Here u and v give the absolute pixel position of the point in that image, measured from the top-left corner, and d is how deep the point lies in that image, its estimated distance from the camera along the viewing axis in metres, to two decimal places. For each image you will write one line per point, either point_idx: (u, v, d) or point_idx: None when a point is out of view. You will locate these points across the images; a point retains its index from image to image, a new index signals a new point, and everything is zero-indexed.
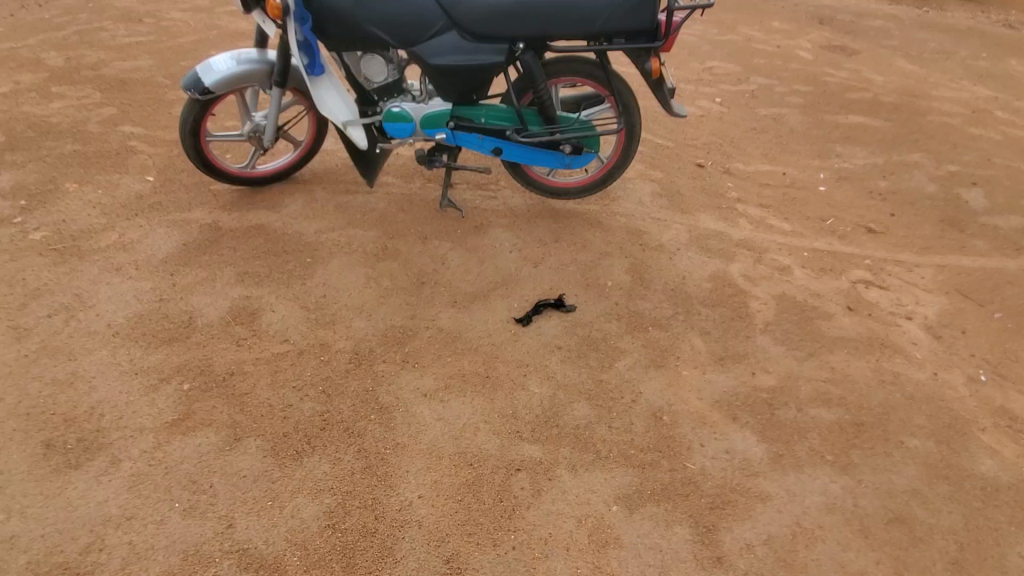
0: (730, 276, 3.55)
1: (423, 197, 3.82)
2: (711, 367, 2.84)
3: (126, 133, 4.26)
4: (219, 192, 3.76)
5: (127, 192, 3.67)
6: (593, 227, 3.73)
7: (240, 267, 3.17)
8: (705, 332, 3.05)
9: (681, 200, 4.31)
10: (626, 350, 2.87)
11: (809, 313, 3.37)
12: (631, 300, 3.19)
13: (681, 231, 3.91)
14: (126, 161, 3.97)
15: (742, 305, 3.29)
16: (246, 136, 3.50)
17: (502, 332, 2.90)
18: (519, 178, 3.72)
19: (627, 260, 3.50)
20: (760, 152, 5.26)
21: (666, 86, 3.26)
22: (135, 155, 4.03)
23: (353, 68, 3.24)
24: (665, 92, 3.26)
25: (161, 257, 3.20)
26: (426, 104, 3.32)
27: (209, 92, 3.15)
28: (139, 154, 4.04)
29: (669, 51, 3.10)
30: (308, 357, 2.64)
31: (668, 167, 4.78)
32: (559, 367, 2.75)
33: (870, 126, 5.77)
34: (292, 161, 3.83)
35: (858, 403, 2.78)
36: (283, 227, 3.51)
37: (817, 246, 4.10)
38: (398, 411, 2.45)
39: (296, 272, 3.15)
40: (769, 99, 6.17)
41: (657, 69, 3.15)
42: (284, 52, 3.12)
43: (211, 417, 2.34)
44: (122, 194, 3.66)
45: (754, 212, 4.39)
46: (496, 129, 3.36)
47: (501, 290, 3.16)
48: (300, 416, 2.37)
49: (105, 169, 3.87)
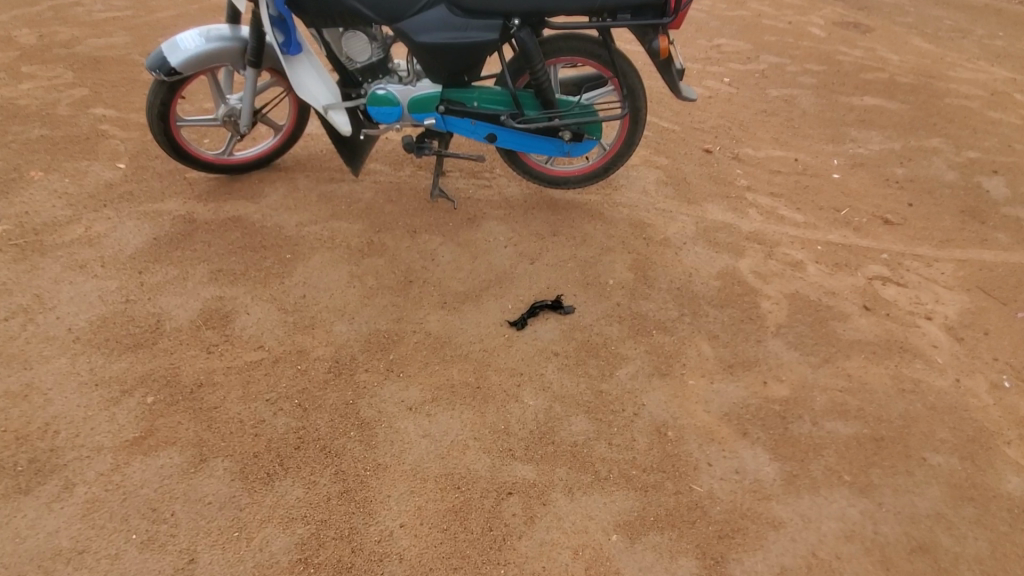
0: (739, 273, 3.33)
1: (413, 186, 3.58)
2: (720, 375, 2.64)
3: (97, 116, 4.00)
4: (195, 181, 3.52)
5: (96, 181, 3.44)
6: (594, 219, 3.50)
7: (214, 263, 2.95)
8: (713, 336, 2.84)
9: (687, 188, 4.06)
10: (629, 357, 2.66)
11: (823, 314, 3.16)
12: (634, 300, 2.98)
13: (688, 223, 3.67)
14: (96, 146, 3.72)
15: (752, 306, 3.08)
16: (221, 120, 3.24)
17: (495, 337, 2.69)
18: (515, 166, 3.46)
19: (630, 255, 3.27)
20: (771, 137, 4.99)
21: (675, 68, 2.99)
22: (106, 140, 3.77)
23: (334, 46, 2.98)
24: (673, 74, 2.99)
25: (129, 253, 2.98)
26: (414, 87, 3.04)
27: (176, 73, 2.89)
28: (111, 139, 3.79)
29: (679, 28, 2.81)
30: (283, 365, 2.44)
31: (674, 152, 4.52)
32: (556, 376, 2.55)
33: (885, 109, 5.48)
34: (273, 148, 3.59)
35: (877, 415, 2.59)
36: (262, 219, 3.28)
37: (830, 239, 3.87)
38: (380, 428, 2.25)
39: (274, 269, 2.93)
40: (780, 79, 5.86)
41: (666, 49, 2.87)
42: (257, 29, 2.86)
43: (175, 435, 2.15)
44: (90, 183, 3.42)
45: (765, 202, 4.15)
46: (490, 114, 3.09)
47: (494, 290, 2.95)
48: (272, 434, 2.18)
49: (73, 155, 3.62)
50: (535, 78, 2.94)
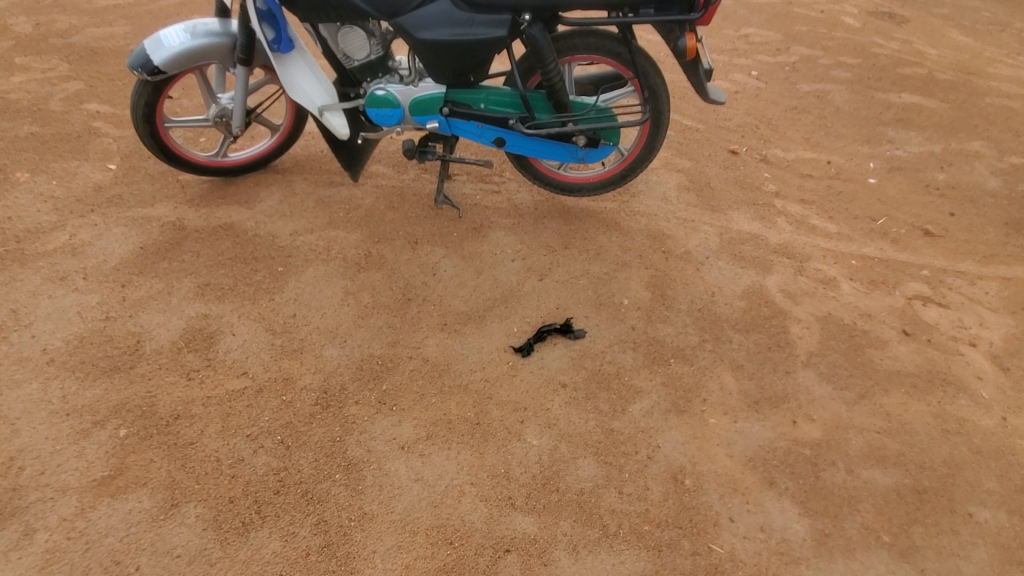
0: (766, 292, 3.06)
1: (417, 191, 3.35)
2: (744, 413, 2.39)
3: (90, 112, 3.82)
4: (187, 184, 3.34)
5: (84, 184, 3.27)
6: (609, 230, 3.24)
7: (201, 276, 2.77)
8: (737, 366, 2.60)
9: (710, 194, 3.78)
10: (644, 390, 2.43)
11: (859, 340, 2.89)
12: (651, 323, 2.74)
13: (710, 234, 3.40)
14: (87, 145, 3.55)
15: (780, 331, 2.82)
16: (212, 121, 3.01)
17: (498, 365, 2.47)
18: (525, 171, 3.22)
19: (647, 271, 3.02)
20: (801, 137, 4.66)
21: (702, 68, 2.70)
22: (97, 139, 3.60)
23: (330, 42, 2.72)
24: (701, 74, 2.71)
25: (113, 264, 2.81)
26: (415, 87, 2.80)
27: (160, 72, 2.69)
28: (103, 138, 3.61)
29: (708, 24, 2.52)
30: (267, 395, 2.25)
31: (697, 153, 4.22)
32: (563, 411, 2.33)
33: (925, 107, 5.11)
34: (269, 148, 3.37)
35: (919, 462, 2.34)
36: (255, 227, 3.08)
37: (866, 253, 3.57)
38: (368, 471, 2.07)
39: (264, 284, 2.74)
40: (812, 73, 5.49)
41: (694, 47, 2.58)
42: (245, 25, 2.64)
43: (146, 476, 2.00)
44: (78, 185, 3.26)
45: (795, 210, 3.85)
46: (498, 117, 2.84)
47: (499, 310, 2.73)
48: (251, 476, 2.01)
49: (62, 155, 3.46)
50: (547, 79, 2.68)
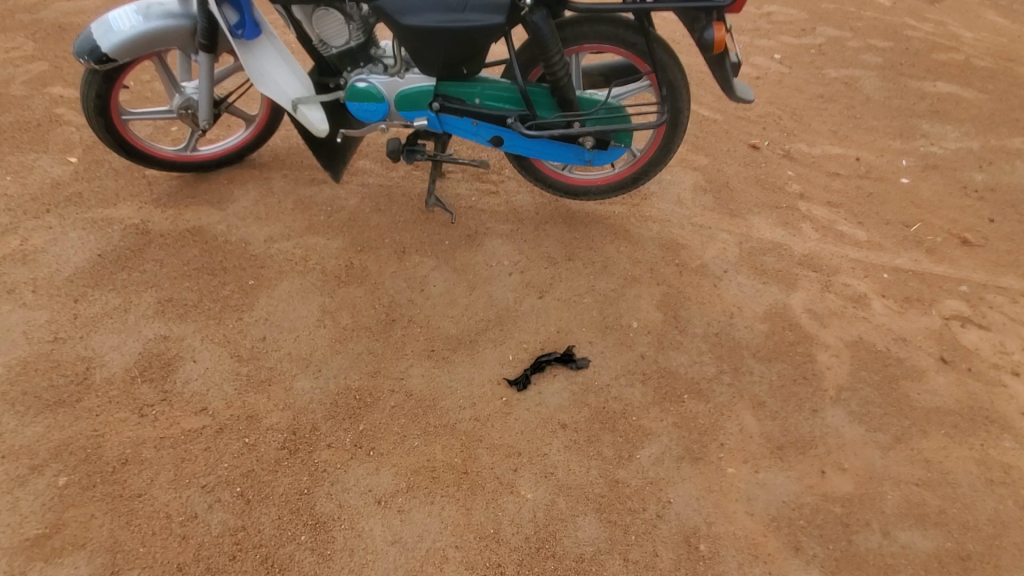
0: (790, 313, 2.76)
1: (406, 191, 3.04)
2: (766, 461, 2.13)
3: (54, 96, 3.50)
4: (154, 181, 3.03)
5: (41, 180, 2.98)
6: (618, 239, 2.93)
7: (163, 290, 2.49)
8: (758, 403, 2.32)
9: (729, 196, 3.44)
10: (654, 433, 2.17)
11: (894, 370, 2.60)
12: (662, 351, 2.45)
13: (729, 244, 3.09)
14: (48, 135, 3.24)
15: (806, 360, 2.54)
16: (176, 113, 2.71)
17: (491, 400, 2.21)
18: (526, 172, 2.89)
19: (660, 288, 2.73)
20: (828, 129, 4.28)
21: (729, 62, 2.36)
22: (59, 127, 3.29)
23: (304, 25, 2.37)
24: (728, 69, 2.36)
25: (67, 274, 2.53)
26: (401, 79, 2.47)
27: (109, 60, 2.39)
28: (65, 126, 3.30)
29: (739, 13, 2.17)
30: (227, 437, 2.00)
31: (714, 148, 3.86)
32: (563, 458, 2.07)
33: (961, 98, 4.71)
34: (244, 141, 3.06)
35: (963, 521, 2.08)
36: (226, 232, 2.79)
37: (898, 264, 3.24)
38: (339, 531, 1.82)
39: (233, 300, 2.46)
40: (840, 57, 5.06)
41: (722, 39, 2.23)
42: (204, 7, 2.31)
43: (85, 536, 1.76)
44: (34, 182, 2.96)
45: (822, 214, 3.50)
46: (495, 114, 2.52)
47: (493, 334, 2.45)
48: (204, 537, 1.77)
49: (20, 146, 3.15)
50: (551, 73, 2.34)
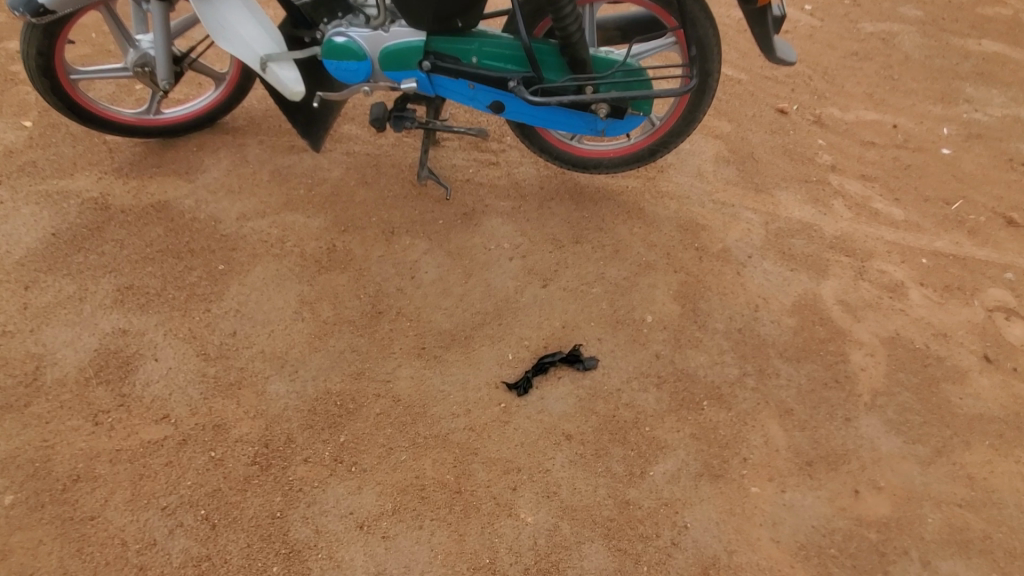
0: (820, 305, 2.49)
1: (396, 162, 2.73)
2: (793, 479, 1.93)
3: (4, 49, 3.13)
4: (116, 147, 2.72)
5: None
6: (631, 218, 2.63)
7: (123, 275, 2.22)
8: (785, 411, 2.10)
9: (754, 168, 3.10)
10: (669, 446, 1.95)
11: (934, 372, 2.35)
12: (680, 350, 2.20)
13: (754, 224, 2.78)
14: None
15: (837, 361, 2.29)
16: (132, 71, 2.40)
17: (487, 407, 1.98)
18: (530, 142, 2.57)
19: (677, 276, 2.45)
20: (862, 91, 3.84)
21: (771, 16, 2.00)
22: (10, 85, 2.95)
23: None
24: (769, 25, 2.00)
25: (17, 257, 2.27)
26: (386, 33, 2.13)
27: (46, 13, 2.07)
28: (17, 84, 2.96)
29: None
30: (190, 450, 1.77)
31: (738, 113, 3.48)
32: (568, 475, 1.85)
33: (1009, 59, 4.27)
34: (214, 103, 2.73)
35: (1008, 547, 1.90)
36: (195, 207, 2.50)
37: (939, 248, 2.90)
38: (316, 561, 1.62)
39: (200, 288, 2.20)
40: (877, 9, 4.57)
41: None
42: None
43: (31, 566, 1.56)
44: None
45: (855, 189, 3.15)
46: (494, 76, 2.18)
47: (491, 329, 2.20)
48: (163, 568, 1.57)
49: None
50: (561, 27, 1.99)
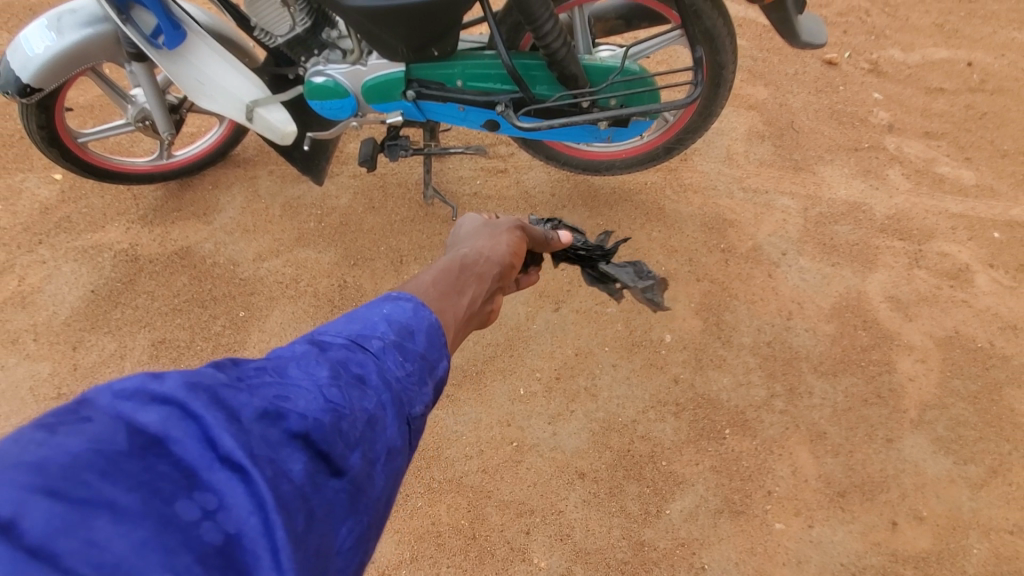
0: (866, 302, 2.26)
1: (402, 179, 2.66)
2: (822, 513, 1.90)
3: None
4: (139, 193, 2.70)
5: (5, 196, 2.67)
6: (652, 220, 2.45)
7: (156, 330, 2.39)
8: (816, 436, 2.01)
9: (794, 140, 2.65)
10: (687, 482, 1.94)
11: (998, 375, 2.12)
12: (700, 374, 2.11)
13: (791, 212, 2.47)
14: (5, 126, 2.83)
15: (882, 371, 2.12)
16: (135, 126, 2.36)
17: (500, 447, 2.00)
18: (535, 151, 2.40)
19: (700, 285, 2.29)
20: (931, 22, 2.99)
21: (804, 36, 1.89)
22: (14, 111, 2.87)
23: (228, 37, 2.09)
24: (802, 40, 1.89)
25: (64, 317, 2.42)
26: (365, 67, 1.94)
27: (35, 90, 2.03)
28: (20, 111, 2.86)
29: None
30: None
31: (787, 48, 2.92)
32: (581, 516, 1.89)
33: None
34: (219, 140, 2.66)
35: None
36: (214, 251, 2.54)
37: (1005, 232, 2.41)
38: None
39: (224, 338, 2.36)
40: None
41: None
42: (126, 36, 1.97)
43: None
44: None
45: (916, 151, 2.61)
46: (482, 99, 1.98)
47: (503, 361, 2.13)
48: None
49: None
50: (543, 45, 1.75)
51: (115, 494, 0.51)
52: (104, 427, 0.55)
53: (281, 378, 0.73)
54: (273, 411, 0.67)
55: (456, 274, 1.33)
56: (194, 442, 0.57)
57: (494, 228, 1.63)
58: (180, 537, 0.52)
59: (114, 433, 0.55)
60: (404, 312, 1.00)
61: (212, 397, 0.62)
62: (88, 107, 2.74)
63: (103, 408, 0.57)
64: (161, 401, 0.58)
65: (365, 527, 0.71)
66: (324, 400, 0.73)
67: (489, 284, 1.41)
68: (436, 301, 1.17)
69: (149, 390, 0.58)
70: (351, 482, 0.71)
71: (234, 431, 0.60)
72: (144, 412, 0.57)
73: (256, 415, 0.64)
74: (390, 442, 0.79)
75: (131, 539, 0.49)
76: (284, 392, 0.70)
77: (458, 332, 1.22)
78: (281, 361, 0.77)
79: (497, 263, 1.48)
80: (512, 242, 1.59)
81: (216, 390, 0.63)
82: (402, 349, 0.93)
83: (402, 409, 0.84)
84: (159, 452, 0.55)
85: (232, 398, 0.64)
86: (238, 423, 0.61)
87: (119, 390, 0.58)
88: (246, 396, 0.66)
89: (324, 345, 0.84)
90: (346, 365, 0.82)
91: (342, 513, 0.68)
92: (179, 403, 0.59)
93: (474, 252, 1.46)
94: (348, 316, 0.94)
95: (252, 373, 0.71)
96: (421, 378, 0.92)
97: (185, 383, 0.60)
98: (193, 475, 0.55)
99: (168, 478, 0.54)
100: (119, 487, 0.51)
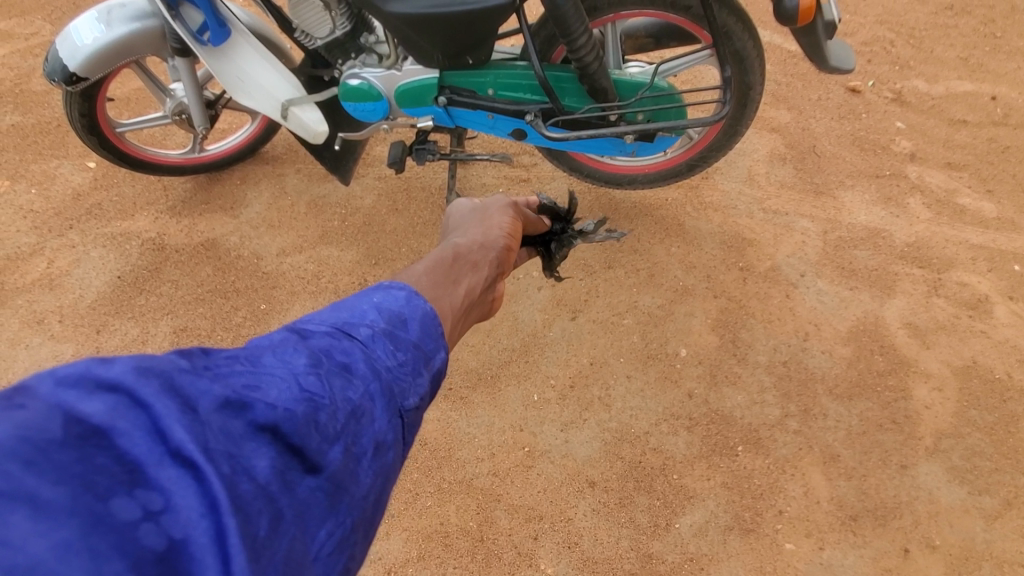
0: (884, 328, 2.26)
1: (425, 183, 2.71)
2: (833, 535, 1.89)
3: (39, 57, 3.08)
4: (168, 184, 2.76)
5: (41, 180, 2.74)
6: (671, 235, 2.47)
7: (178, 318, 2.43)
8: (829, 458, 2.00)
9: (816, 164, 2.67)
10: (696, 497, 1.93)
11: (1016, 408, 2.10)
12: (713, 390, 2.11)
13: (810, 234, 2.48)
14: (45, 115, 2.92)
15: (898, 398, 2.11)
16: (172, 118, 2.42)
17: (511, 452, 2.01)
18: (559, 162, 2.44)
19: (717, 302, 2.30)
20: (956, 55, 3.02)
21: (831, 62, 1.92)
22: (54, 100, 2.95)
23: (267, 35, 2.16)
24: (829, 65, 1.92)
25: (90, 301, 2.47)
26: (400, 73, 1.99)
27: (80, 79, 2.10)
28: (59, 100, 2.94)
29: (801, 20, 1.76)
30: None
31: (811, 75, 2.94)
32: (590, 525, 1.90)
33: None
34: (251, 136, 2.72)
35: None
36: (240, 244, 2.59)
37: None
38: None
39: (245, 329, 2.40)
40: None
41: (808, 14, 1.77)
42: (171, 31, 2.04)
43: None
44: (34, 188, 2.73)
45: (938, 181, 2.62)
46: (511, 108, 2.02)
47: (518, 367, 2.15)
48: None
49: (19, 132, 2.87)
50: (576, 59, 1.79)
51: (40, 489, 0.48)
52: (39, 414, 0.52)
53: (252, 367, 0.73)
54: (236, 401, 0.66)
55: (453, 264, 1.36)
56: (142, 434, 0.55)
57: (483, 212, 1.67)
58: (113, 540, 0.49)
59: (49, 420, 0.52)
60: (396, 299, 1.00)
61: (165, 385, 0.60)
62: (126, 100, 2.83)
63: (45, 394, 0.54)
64: (108, 388, 0.56)
65: (347, 527, 0.72)
66: (298, 390, 0.73)
67: (490, 275, 1.44)
68: (429, 290, 1.19)
69: (94, 378, 0.56)
70: (330, 479, 0.71)
71: (187, 423, 0.58)
72: (87, 399, 0.55)
73: (216, 406, 0.63)
74: (377, 435, 0.80)
75: (53, 538, 0.46)
76: (253, 382, 0.70)
77: (455, 322, 1.23)
78: (254, 349, 0.77)
79: (496, 254, 1.51)
80: (513, 232, 1.62)
81: (173, 379, 0.62)
82: (394, 335, 0.93)
83: (392, 400, 0.85)
84: (100, 444, 0.53)
85: (190, 388, 0.63)
86: (193, 415, 0.60)
87: (62, 378, 0.56)
88: (206, 384, 0.65)
89: (306, 333, 0.84)
90: (325, 354, 0.82)
91: (319, 512, 0.68)
92: (127, 392, 0.56)
93: (476, 243, 1.49)
94: (334, 305, 0.94)
95: (222, 362, 0.71)
96: (415, 368, 0.92)
97: (135, 369, 0.58)
98: (136, 469, 0.53)
99: (106, 472, 0.52)
100: (45, 479, 0.49)
